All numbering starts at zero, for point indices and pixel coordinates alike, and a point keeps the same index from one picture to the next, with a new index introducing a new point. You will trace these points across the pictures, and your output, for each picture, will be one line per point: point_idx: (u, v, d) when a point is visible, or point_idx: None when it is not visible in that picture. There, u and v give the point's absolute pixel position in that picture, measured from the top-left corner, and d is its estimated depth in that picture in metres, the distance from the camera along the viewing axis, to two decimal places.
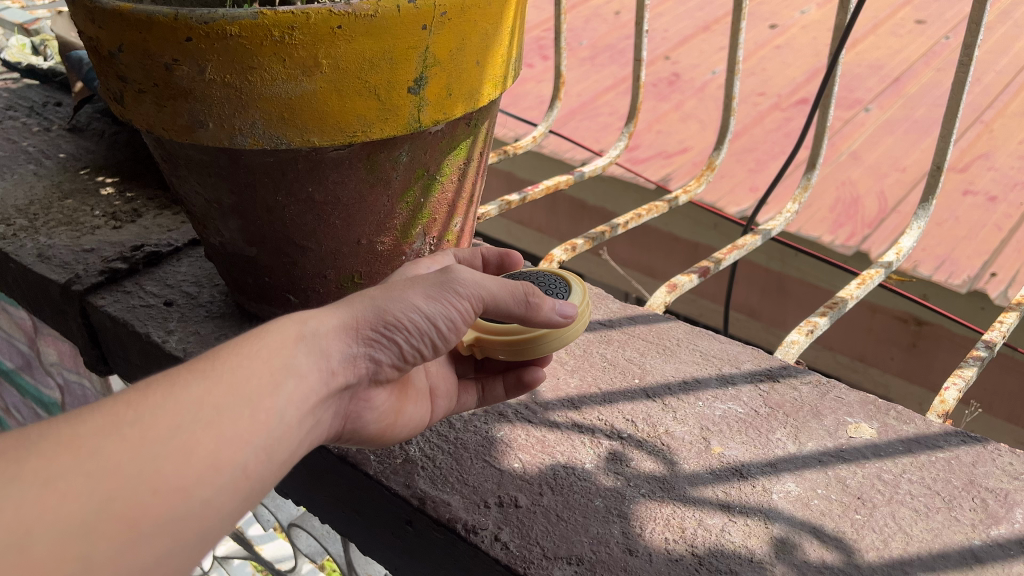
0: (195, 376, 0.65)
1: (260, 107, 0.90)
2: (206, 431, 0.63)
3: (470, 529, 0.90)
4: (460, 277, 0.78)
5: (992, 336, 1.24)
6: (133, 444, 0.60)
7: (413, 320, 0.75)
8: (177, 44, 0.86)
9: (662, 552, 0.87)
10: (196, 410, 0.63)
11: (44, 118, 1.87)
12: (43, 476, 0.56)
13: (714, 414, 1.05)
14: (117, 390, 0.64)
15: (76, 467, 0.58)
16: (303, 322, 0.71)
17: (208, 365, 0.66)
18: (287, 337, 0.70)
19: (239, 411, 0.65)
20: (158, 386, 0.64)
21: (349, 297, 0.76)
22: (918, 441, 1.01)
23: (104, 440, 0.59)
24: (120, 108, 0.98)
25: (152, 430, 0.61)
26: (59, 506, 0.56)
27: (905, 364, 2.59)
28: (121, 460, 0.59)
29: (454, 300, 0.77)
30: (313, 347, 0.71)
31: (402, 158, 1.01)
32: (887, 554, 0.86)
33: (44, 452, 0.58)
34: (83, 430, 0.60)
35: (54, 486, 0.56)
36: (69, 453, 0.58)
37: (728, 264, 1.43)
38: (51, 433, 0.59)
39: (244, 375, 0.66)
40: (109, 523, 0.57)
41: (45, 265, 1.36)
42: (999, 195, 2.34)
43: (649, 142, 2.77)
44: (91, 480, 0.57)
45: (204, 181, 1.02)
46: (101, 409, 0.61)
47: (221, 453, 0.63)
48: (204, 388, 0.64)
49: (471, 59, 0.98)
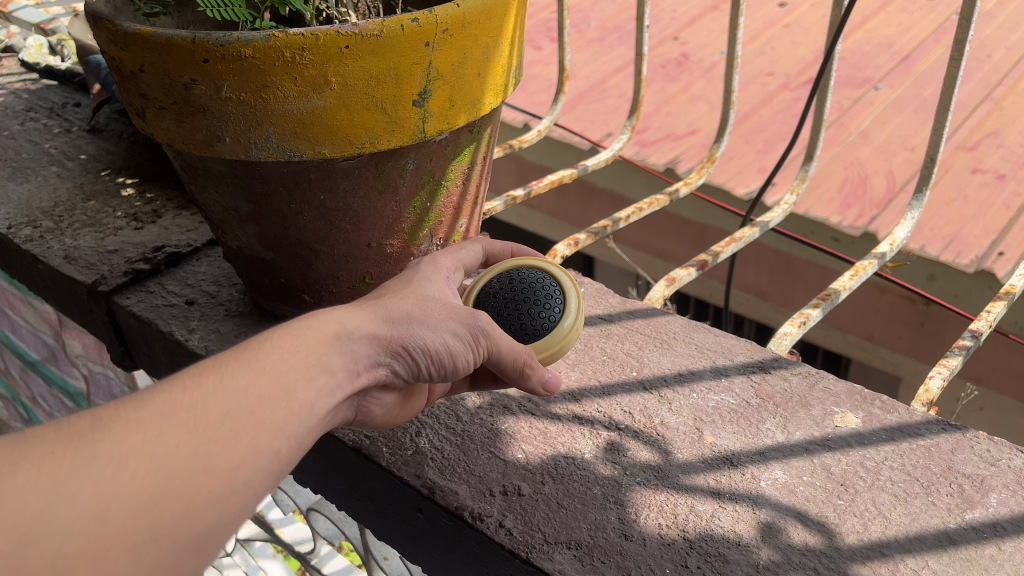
0: (241, 368, 0.71)
1: (274, 123, 0.95)
2: (249, 419, 0.68)
3: (476, 516, 0.96)
4: (486, 323, 0.85)
5: (981, 325, 1.29)
6: (189, 429, 0.66)
7: (436, 349, 0.82)
8: (195, 65, 0.91)
9: (655, 536, 0.93)
10: (242, 400, 0.69)
11: (65, 119, 1.93)
12: (114, 457, 0.62)
13: (707, 405, 1.11)
14: (172, 376, 0.69)
15: (141, 448, 0.63)
16: (342, 323, 0.77)
17: (252, 356, 0.72)
18: (324, 336, 0.75)
19: (278, 401, 0.70)
20: (209, 374, 0.69)
21: (386, 302, 0.82)
22: (900, 430, 1.06)
23: (163, 425, 0.65)
24: (141, 123, 1.03)
25: (205, 417, 0.67)
26: (129, 482, 0.62)
27: (913, 343, 2.62)
28: (179, 442, 0.65)
29: (474, 342, 0.84)
30: (347, 350, 0.77)
31: (408, 166, 1.07)
32: (866, 537, 0.92)
33: (114, 435, 0.63)
34: (146, 413, 0.65)
35: (124, 465, 0.62)
36: (134, 434, 0.64)
37: (727, 256, 1.48)
38: (117, 415, 0.65)
39: (283, 368, 0.72)
40: (168, 498, 0.63)
41: (71, 266, 1.42)
42: (1008, 173, 2.36)
43: (659, 124, 2.79)
44: (155, 460, 0.63)
45: (222, 190, 1.08)
46: (160, 395, 0.67)
47: (262, 438, 0.69)
48: (249, 379, 0.70)
49: (472, 71, 1.02)
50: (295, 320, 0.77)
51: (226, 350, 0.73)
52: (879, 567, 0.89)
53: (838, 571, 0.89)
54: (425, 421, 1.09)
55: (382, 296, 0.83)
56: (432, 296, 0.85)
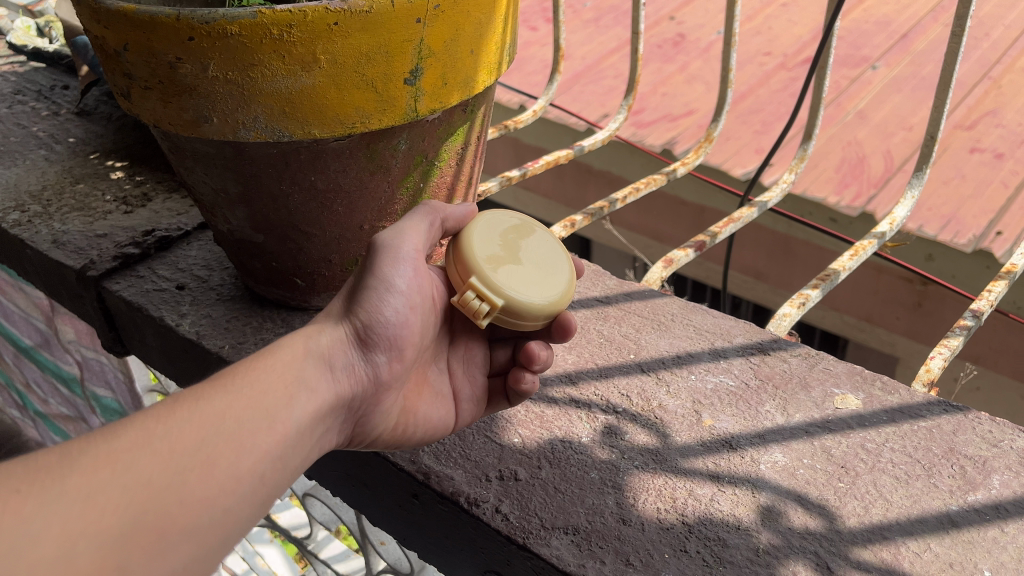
0: (217, 394, 0.75)
1: (262, 102, 0.93)
2: (228, 443, 0.72)
3: (472, 502, 0.95)
4: (387, 242, 0.88)
5: (981, 304, 1.27)
6: (164, 457, 0.69)
7: (374, 294, 0.85)
8: (180, 43, 0.89)
9: (654, 521, 0.92)
10: (220, 424, 0.73)
11: (53, 102, 1.90)
12: (84, 491, 0.64)
13: (706, 388, 1.10)
14: (142, 409, 0.73)
15: (113, 480, 0.65)
16: (308, 337, 0.83)
17: (226, 382, 0.76)
18: (292, 353, 0.81)
19: (256, 422, 0.75)
20: (182, 403, 0.73)
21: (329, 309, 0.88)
22: (901, 411, 1.05)
23: (137, 456, 0.68)
24: (127, 103, 1.01)
25: (180, 444, 0.70)
26: (99, 518, 0.63)
27: (912, 323, 2.61)
28: (153, 473, 0.67)
29: (397, 256, 0.87)
30: (319, 362, 0.82)
31: (401, 146, 1.04)
32: (867, 520, 0.91)
33: (84, 469, 0.65)
34: (118, 446, 0.68)
35: (94, 499, 0.64)
36: (106, 466, 0.66)
37: (725, 237, 1.47)
38: (87, 449, 0.67)
39: (262, 390, 0.77)
40: (142, 531, 0.65)
41: (60, 250, 1.40)
42: (1006, 152, 2.34)
43: (655, 104, 2.76)
44: (127, 493, 0.65)
45: (210, 171, 1.05)
46: (133, 426, 0.70)
47: (242, 461, 0.72)
48: (226, 403, 0.74)
49: (465, 49, 1.00)
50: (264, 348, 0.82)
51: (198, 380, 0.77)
52: (881, 551, 0.88)
53: (839, 555, 0.88)
54: None
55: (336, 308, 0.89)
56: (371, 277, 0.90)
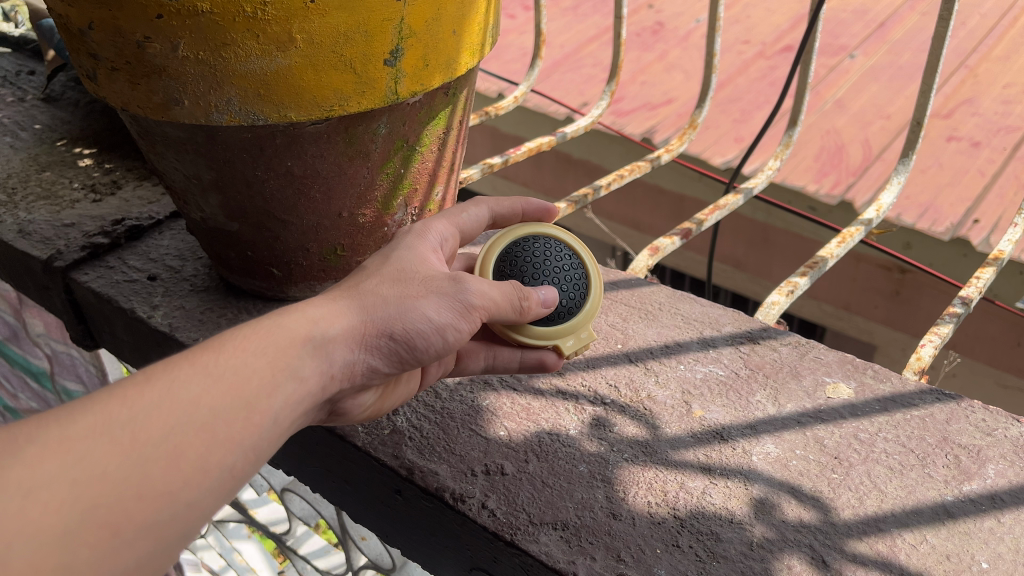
0: (194, 373, 0.66)
1: (235, 84, 0.89)
2: (199, 434, 0.64)
3: (457, 498, 0.92)
4: (476, 288, 0.80)
5: (970, 292, 1.26)
6: (123, 449, 0.61)
7: (420, 331, 0.77)
8: (147, 21, 0.84)
9: (645, 515, 0.89)
10: (191, 412, 0.65)
11: (18, 88, 1.83)
12: (26, 486, 0.57)
13: (695, 377, 1.08)
14: (110, 385, 0.65)
15: (61, 473, 0.59)
16: (313, 321, 0.72)
17: (208, 358, 0.68)
18: (292, 332, 0.71)
19: (233, 413, 0.66)
20: (155, 384, 0.65)
21: (363, 287, 0.76)
22: (893, 400, 1.04)
23: (92, 446, 0.61)
24: (94, 86, 0.96)
25: (144, 433, 0.62)
26: (41, 517, 0.57)
27: (890, 311, 2.61)
28: (108, 465, 0.60)
29: (465, 312, 0.79)
30: (317, 352, 0.72)
31: (381, 130, 1.01)
32: (862, 512, 0.89)
33: (30, 459, 0.58)
34: (73, 433, 0.61)
35: (36, 495, 0.57)
36: (55, 456, 0.59)
37: (711, 225, 1.45)
38: (37, 436, 0.60)
39: (244, 373, 0.68)
40: (89, 530, 0.58)
41: (26, 241, 1.35)
42: (982, 140, 2.33)
43: (634, 92, 2.73)
44: (75, 488, 0.59)
45: (181, 157, 1.01)
46: (94, 409, 0.62)
47: (210, 455, 0.65)
48: (203, 387, 0.66)
49: (447, 29, 0.96)
50: (264, 317, 0.72)
51: (181, 350, 0.69)
52: (877, 543, 0.86)
53: (834, 548, 0.86)
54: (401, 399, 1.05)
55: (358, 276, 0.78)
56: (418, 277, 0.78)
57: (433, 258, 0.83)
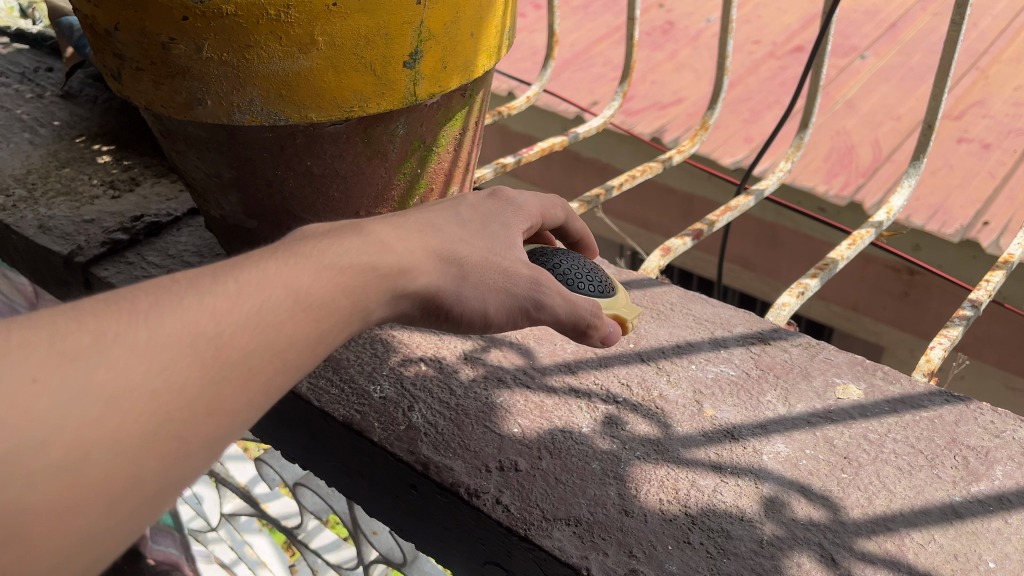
0: (284, 297, 0.57)
1: (258, 84, 0.90)
2: (273, 359, 0.56)
3: (472, 492, 0.94)
4: (547, 305, 0.76)
5: (979, 295, 1.27)
6: (205, 364, 0.52)
7: (471, 317, 0.73)
8: (173, 23, 0.85)
9: (656, 512, 0.91)
10: (274, 336, 0.56)
11: (37, 84, 1.85)
12: (108, 393, 0.48)
13: (706, 377, 1.09)
14: (196, 284, 0.55)
15: (144, 381, 0.49)
16: (403, 272, 0.66)
17: (299, 283, 0.58)
18: (381, 279, 0.64)
19: (310, 345, 0.58)
20: (245, 299, 0.55)
21: (452, 247, 0.71)
22: (902, 401, 1.05)
23: (177, 355, 0.51)
24: (118, 85, 0.98)
25: (228, 349, 0.53)
26: (118, 427, 0.48)
27: (898, 313, 2.62)
28: (189, 379, 0.51)
29: (522, 317, 0.76)
30: (393, 301, 0.66)
31: (399, 131, 1.03)
32: (871, 511, 0.91)
33: (114, 361, 0.49)
34: (159, 336, 0.51)
35: (119, 402, 0.48)
36: (139, 362, 0.50)
37: (722, 225, 1.46)
38: (125, 334, 0.50)
39: (329, 307, 0.60)
40: (160, 445, 0.49)
41: (47, 236, 1.37)
42: (993, 143, 2.33)
43: (645, 92, 2.74)
44: (154, 398, 0.49)
45: (203, 156, 1.03)
46: (181, 313, 0.52)
47: (278, 381, 0.56)
48: (289, 312, 0.57)
49: (465, 32, 0.98)
50: (356, 249, 0.64)
51: (272, 261, 0.59)
52: (885, 542, 0.88)
53: (842, 546, 0.87)
54: (417, 395, 1.06)
55: (430, 217, 0.72)
56: (499, 254, 0.75)
57: (520, 240, 0.80)
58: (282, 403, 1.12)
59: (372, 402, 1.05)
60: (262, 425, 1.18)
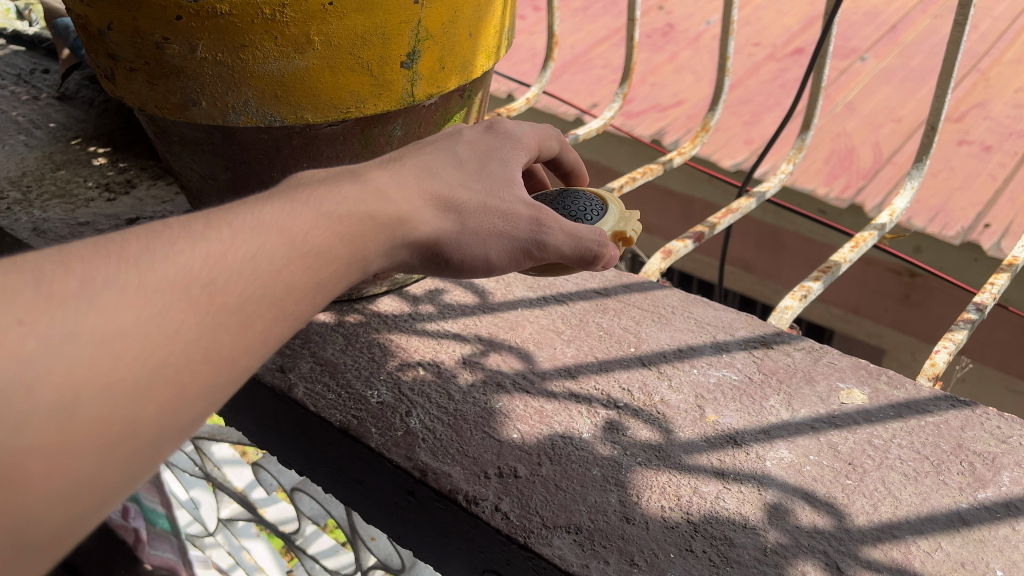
0: (280, 244, 0.56)
1: (252, 85, 0.89)
2: (271, 308, 0.54)
3: (470, 500, 0.92)
4: (551, 243, 0.75)
5: (983, 298, 1.26)
6: (201, 310, 0.50)
7: (474, 262, 0.72)
8: (167, 23, 0.84)
9: (659, 519, 0.89)
10: (270, 282, 0.54)
11: (33, 86, 1.84)
12: (99, 336, 0.46)
13: (709, 381, 1.08)
14: (188, 231, 0.53)
15: (137, 325, 0.48)
16: (403, 220, 0.65)
17: (296, 228, 0.57)
18: (382, 227, 0.63)
19: (308, 292, 0.57)
20: (240, 244, 0.54)
21: (454, 193, 0.70)
22: (907, 407, 1.04)
23: (169, 299, 0.49)
24: (112, 86, 0.97)
25: (224, 296, 0.52)
26: (111, 370, 0.46)
27: (899, 316, 2.60)
28: (185, 323, 0.49)
29: (525, 259, 0.75)
30: (393, 250, 0.65)
31: (396, 133, 1.01)
32: (876, 518, 0.89)
33: (105, 305, 0.47)
34: (153, 281, 0.49)
35: (110, 345, 0.46)
36: (132, 307, 0.48)
37: (723, 228, 1.45)
38: (115, 279, 0.48)
39: (326, 257, 0.58)
40: (155, 390, 0.48)
41: (41, 239, 1.35)
42: (994, 144, 2.32)
43: (644, 95, 2.73)
44: (148, 342, 0.48)
45: (198, 157, 1.02)
46: (174, 259, 0.51)
47: (276, 328, 0.55)
48: (286, 260, 0.55)
49: (464, 31, 0.97)
50: (354, 197, 0.62)
51: (267, 206, 0.57)
52: (890, 550, 0.86)
53: (848, 554, 0.86)
54: (416, 400, 1.05)
55: (425, 160, 0.71)
56: (498, 194, 0.74)
57: (520, 175, 0.78)
58: (277, 410, 1.10)
59: (370, 407, 1.04)
60: (259, 432, 1.16)
